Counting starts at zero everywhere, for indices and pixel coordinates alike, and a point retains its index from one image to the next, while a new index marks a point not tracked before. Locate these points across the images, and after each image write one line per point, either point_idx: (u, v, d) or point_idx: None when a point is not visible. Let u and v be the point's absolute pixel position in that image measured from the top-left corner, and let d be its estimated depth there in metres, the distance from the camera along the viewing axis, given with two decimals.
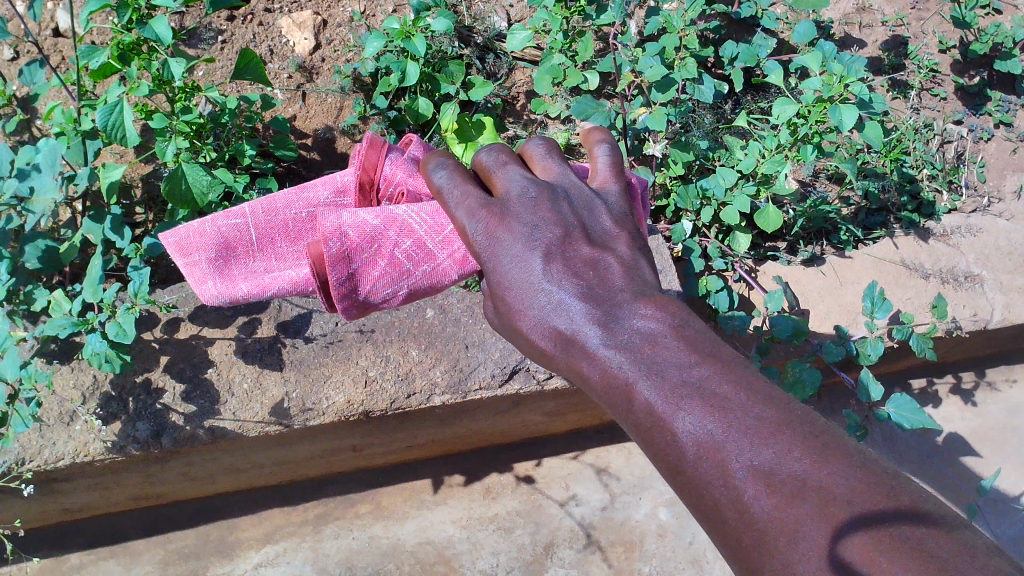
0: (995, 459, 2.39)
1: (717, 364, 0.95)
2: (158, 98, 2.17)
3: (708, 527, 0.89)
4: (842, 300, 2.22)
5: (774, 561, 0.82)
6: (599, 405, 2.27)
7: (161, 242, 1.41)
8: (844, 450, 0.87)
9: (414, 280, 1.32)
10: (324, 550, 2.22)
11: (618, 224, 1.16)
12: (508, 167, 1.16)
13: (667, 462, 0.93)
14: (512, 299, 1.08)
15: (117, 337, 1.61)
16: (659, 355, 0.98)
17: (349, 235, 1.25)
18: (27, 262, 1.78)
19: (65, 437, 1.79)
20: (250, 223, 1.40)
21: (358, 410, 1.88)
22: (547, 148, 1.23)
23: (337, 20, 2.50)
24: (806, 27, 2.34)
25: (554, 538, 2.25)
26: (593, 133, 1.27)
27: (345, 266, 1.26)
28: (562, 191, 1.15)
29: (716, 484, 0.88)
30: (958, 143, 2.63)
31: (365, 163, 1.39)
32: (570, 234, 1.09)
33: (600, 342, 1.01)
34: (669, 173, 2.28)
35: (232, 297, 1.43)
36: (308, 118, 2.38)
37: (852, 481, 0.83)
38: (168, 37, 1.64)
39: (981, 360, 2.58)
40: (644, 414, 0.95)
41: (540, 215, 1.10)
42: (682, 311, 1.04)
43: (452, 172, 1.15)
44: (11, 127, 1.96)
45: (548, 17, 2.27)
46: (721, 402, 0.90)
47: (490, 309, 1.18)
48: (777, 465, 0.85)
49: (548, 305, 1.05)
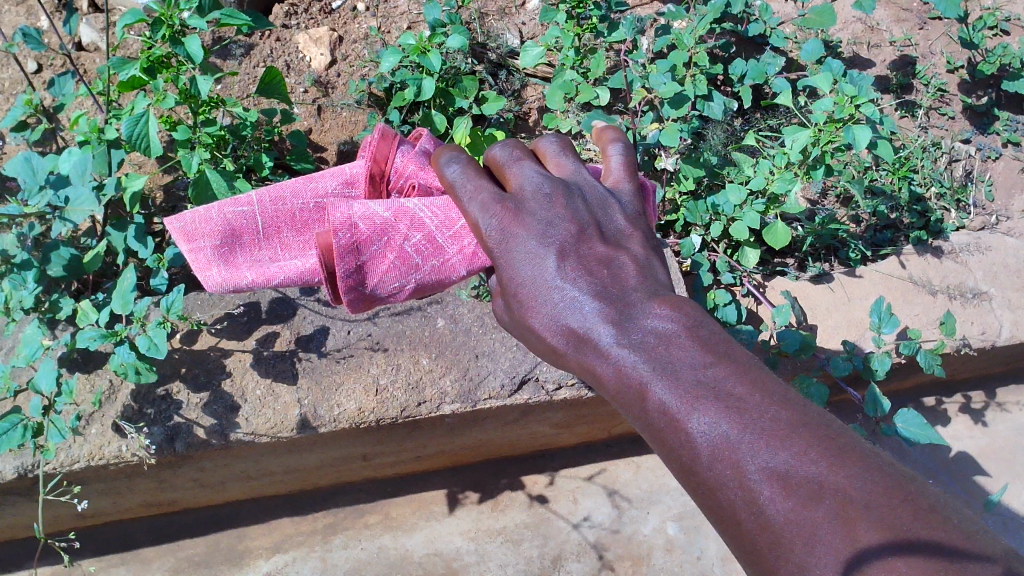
0: (1004, 476, 2.39)
1: (730, 365, 0.99)
2: (179, 111, 2.22)
3: (721, 529, 0.92)
4: (850, 316, 2.23)
5: (789, 563, 0.84)
6: (608, 418, 2.29)
7: (165, 227, 1.42)
8: (860, 453, 0.90)
9: (421, 274, 1.35)
10: (333, 560, 2.23)
11: (631, 223, 1.19)
12: (522, 162, 1.19)
13: (680, 461, 0.96)
14: (526, 296, 1.11)
15: (150, 351, 1.65)
16: (674, 355, 1.01)
17: (359, 226, 1.29)
18: (49, 269, 1.82)
19: (80, 440, 1.82)
20: (257, 211, 1.45)
21: (369, 419, 1.89)
22: (561, 145, 1.27)
23: (352, 37, 2.56)
24: (815, 45, 2.38)
25: (562, 552, 2.26)
26: (607, 133, 1.31)
27: (354, 258, 1.29)
28: (578, 189, 1.18)
29: (730, 486, 0.90)
30: (966, 162, 2.65)
31: (377, 155, 1.46)
32: (585, 232, 1.13)
33: (614, 341, 1.04)
34: (680, 189, 2.30)
35: (236, 285, 1.46)
36: (323, 131, 2.42)
37: (869, 484, 0.85)
38: (201, 56, 1.74)
39: (990, 379, 2.58)
40: (658, 413, 0.98)
41: (555, 211, 1.13)
42: (695, 311, 1.07)
43: (465, 166, 1.17)
44: (37, 136, 2.02)
45: (559, 34, 2.33)
46: (737, 404, 0.94)
47: (501, 308, 1.21)
48: (793, 468, 0.87)
49: (562, 302, 1.08)
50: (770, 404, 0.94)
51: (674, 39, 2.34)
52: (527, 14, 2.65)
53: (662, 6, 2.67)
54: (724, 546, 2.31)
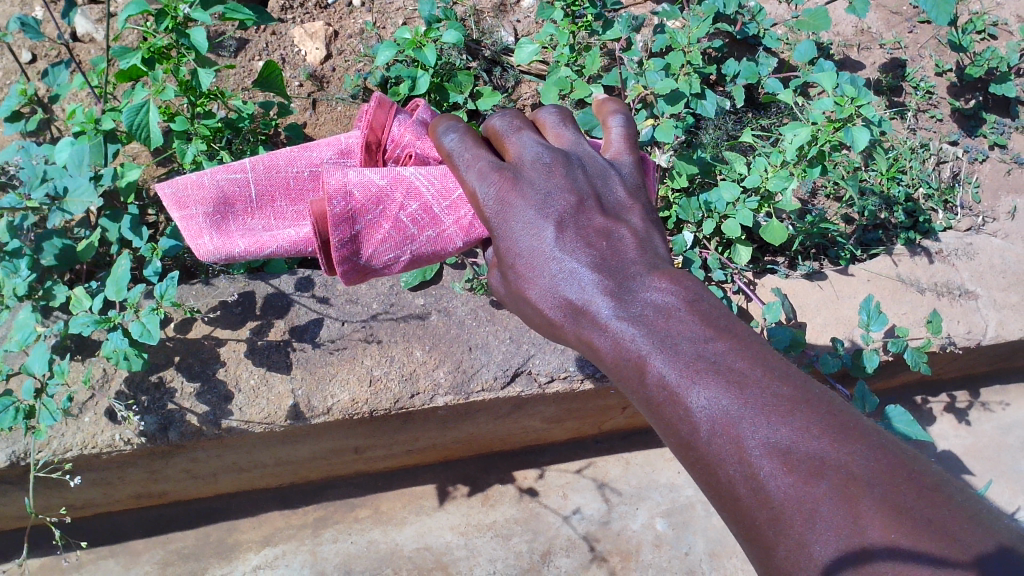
0: (986, 474, 2.43)
1: (731, 339, 1.01)
2: (175, 102, 2.23)
3: (720, 502, 0.94)
4: (839, 313, 2.25)
5: (788, 539, 0.86)
6: (599, 413, 2.30)
7: (158, 193, 1.49)
8: (862, 429, 0.91)
9: (417, 245, 1.37)
10: (323, 553, 2.23)
11: (631, 195, 1.21)
12: (522, 132, 1.20)
13: (680, 436, 0.98)
14: (523, 267, 1.13)
15: (142, 336, 1.65)
16: (674, 330, 1.03)
17: (354, 194, 1.31)
18: (43, 258, 1.84)
19: (74, 428, 1.82)
20: (250, 179, 1.51)
21: (363, 410, 1.91)
22: (560, 116, 1.28)
23: (348, 32, 2.57)
24: (808, 45, 2.40)
25: (552, 546, 2.27)
26: (607, 104, 1.31)
27: (349, 227, 1.32)
28: (577, 159, 1.19)
29: (730, 461, 0.92)
30: (953, 163, 2.67)
31: (374, 123, 1.48)
32: (584, 203, 1.14)
33: (613, 314, 1.07)
34: (671, 185, 2.31)
35: (228, 253, 1.50)
36: (318, 125, 2.43)
37: (872, 462, 0.87)
38: (204, 48, 1.74)
39: (975, 380, 2.61)
40: (658, 386, 1.01)
41: (554, 181, 1.14)
42: (694, 285, 1.10)
43: (463, 135, 1.20)
44: (33, 127, 2.01)
45: (555, 31, 2.35)
46: (737, 378, 0.96)
47: (497, 279, 1.23)
48: (794, 444, 0.89)
49: (560, 274, 1.10)
50: (769, 377, 0.96)
51: (669, 37, 2.38)
52: (522, 11, 2.67)
53: (655, 6, 2.70)
54: (712, 542, 2.33)
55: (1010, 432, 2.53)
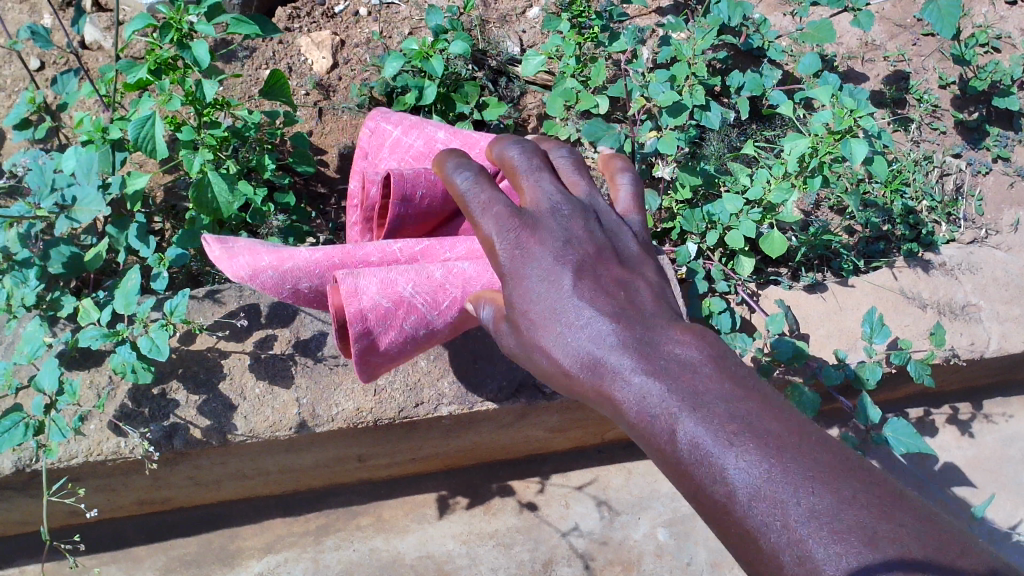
0: (989, 487, 2.43)
1: (727, 366, 1.01)
2: (183, 111, 2.24)
3: (717, 535, 0.91)
4: (843, 325, 2.26)
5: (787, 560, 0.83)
6: (602, 424, 2.30)
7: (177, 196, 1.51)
8: (857, 462, 0.89)
9: (419, 343, 1.54)
10: (325, 561, 2.24)
11: (642, 250, 1.24)
12: (540, 174, 1.23)
13: (670, 464, 0.96)
14: (534, 312, 1.12)
15: (151, 352, 1.67)
16: (680, 361, 1.02)
17: (368, 317, 1.45)
18: (50, 266, 1.83)
19: (80, 437, 1.84)
20: None
21: (367, 419, 1.92)
22: (574, 161, 1.33)
23: (355, 40, 2.58)
24: (811, 58, 2.42)
25: (554, 556, 2.28)
26: (616, 162, 1.38)
27: (362, 331, 1.46)
28: (592, 210, 1.23)
29: (718, 487, 0.90)
30: (957, 177, 2.65)
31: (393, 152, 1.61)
32: (602, 254, 1.17)
33: (632, 368, 1.04)
34: (676, 199, 2.34)
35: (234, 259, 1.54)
36: (324, 134, 2.45)
37: (867, 493, 0.84)
38: (206, 62, 1.74)
39: (977, 392, 2.61)
40: (655, 409, 0.99)
41: (570, 227, 1.17)
42: (711, 335, 1.08)
43: (476, 174, 1.20)
44: (41, 134, 2.02)
45: (560, 43, 2.37)
46: (732, 398, 0.95)
47: (505, 332, 1.21)
48: (784, 469, 0.86)
49: (575, 319, 1.09)
50: (791, 409, 0.96)
51: (674, 50, 2.38)
52: (528, 22, 2.68)
53: (660, 17, 2.71)
54: (713, 552, 2.34)
55: (1013, 445, 2.52)
